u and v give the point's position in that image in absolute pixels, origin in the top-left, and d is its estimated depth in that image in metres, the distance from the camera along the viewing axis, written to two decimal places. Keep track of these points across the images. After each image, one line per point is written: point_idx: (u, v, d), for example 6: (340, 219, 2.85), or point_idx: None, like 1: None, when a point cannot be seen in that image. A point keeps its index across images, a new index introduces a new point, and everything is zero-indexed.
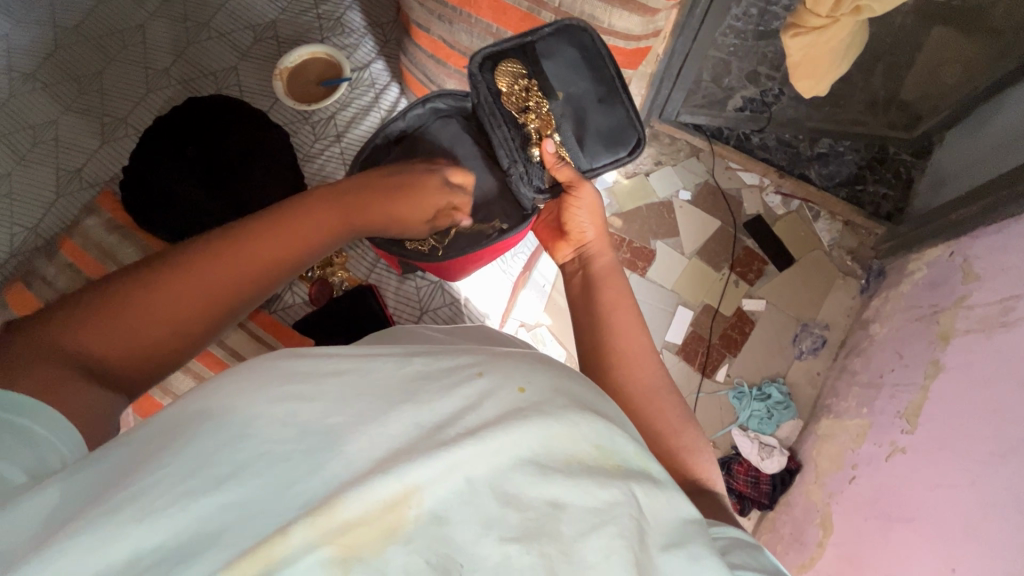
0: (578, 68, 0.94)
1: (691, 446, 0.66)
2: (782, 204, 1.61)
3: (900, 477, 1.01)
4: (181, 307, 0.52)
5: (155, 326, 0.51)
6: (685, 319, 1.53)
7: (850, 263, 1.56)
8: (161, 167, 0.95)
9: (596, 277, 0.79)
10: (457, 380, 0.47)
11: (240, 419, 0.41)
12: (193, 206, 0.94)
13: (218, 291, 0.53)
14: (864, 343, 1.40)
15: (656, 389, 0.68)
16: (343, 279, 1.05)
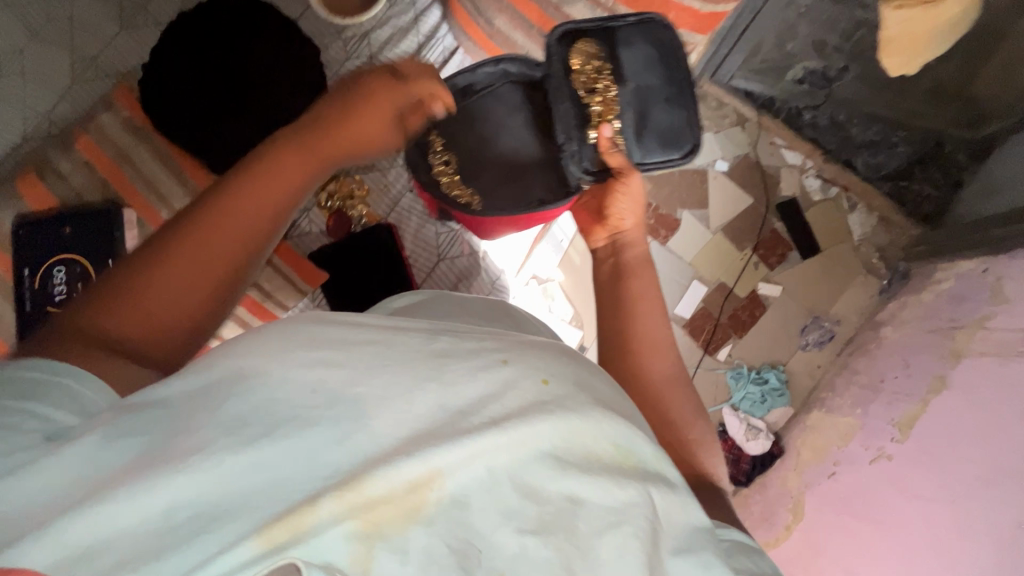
0: (651, 65, 0.90)
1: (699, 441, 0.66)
2: (820, 189, 1.55)
3: (881, 481, 1.04)
4: (189, 277, 0.50)
5: (174, 301, 0.49)
6: (698, 294, 1.51)
7: (875, 261, 1.52)
8: (186, 73, 0.89)
9: (626, 267, 0.76)
10: (482, 363, 0.46)
11: (273, 383, 0.42)
12: (217, 121, 0.90)
13: (222, 254, 0.51)
14: (871, 344, 1.39)
15: (671, 379, 0.68)
16: (363, 214, 1.02)
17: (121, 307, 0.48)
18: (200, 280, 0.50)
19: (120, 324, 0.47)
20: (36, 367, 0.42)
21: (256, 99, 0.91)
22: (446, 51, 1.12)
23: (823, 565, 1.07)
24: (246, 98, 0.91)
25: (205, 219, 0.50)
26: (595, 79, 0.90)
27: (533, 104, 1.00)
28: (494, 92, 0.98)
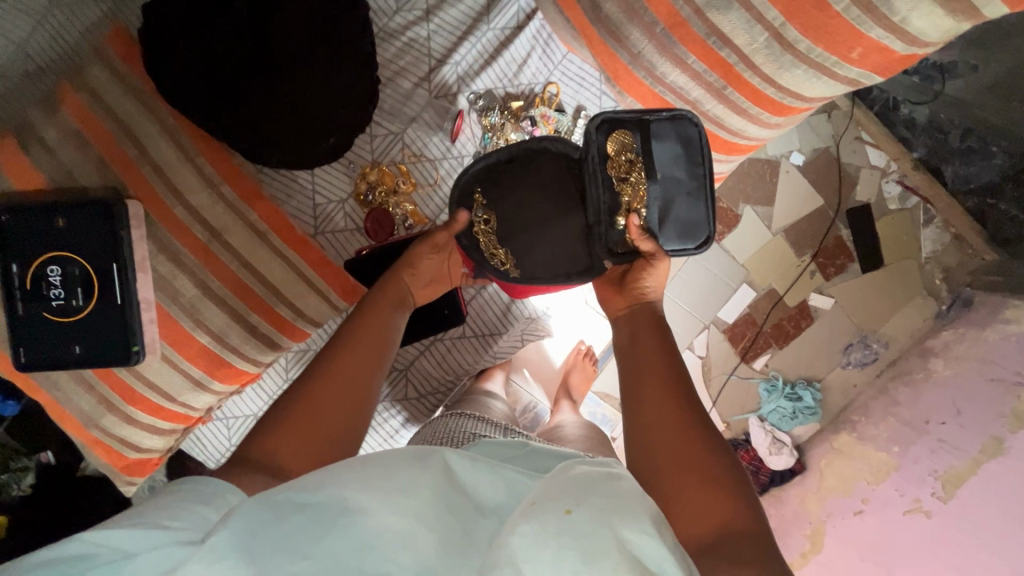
0: (678, 158, 0.73)
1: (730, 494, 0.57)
2: (898, 197, 1.40)
3: (915, 538, 1.04)
4: (315, 412, 0.63)
5: (315, 429, 0.62)
6: (745, 299, 1.42)
7: (937, 282, 1.42)
8: (199, 28, 0.70)
9: (640, 340, 0.71)
10: (548, 510, 0.47)
11: (367, 526, 0.46)
12: (236, 92, 0.72)
13: (339, 392, 0.65)
14: (917, 375, 1.31)
15: (687, 430, 0.61)
16: (407, 213, 0.87)
17: (279, 433, 0.61)
18: (320, 413, 0.63)
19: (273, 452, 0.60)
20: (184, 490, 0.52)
21: (279, 69, 0.72)
22: (523, 11, 0.86)
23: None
24: (270, 65, 0.72)
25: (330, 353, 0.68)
26: (624, 168, 0.73)
27: (624, 106, 0.81)
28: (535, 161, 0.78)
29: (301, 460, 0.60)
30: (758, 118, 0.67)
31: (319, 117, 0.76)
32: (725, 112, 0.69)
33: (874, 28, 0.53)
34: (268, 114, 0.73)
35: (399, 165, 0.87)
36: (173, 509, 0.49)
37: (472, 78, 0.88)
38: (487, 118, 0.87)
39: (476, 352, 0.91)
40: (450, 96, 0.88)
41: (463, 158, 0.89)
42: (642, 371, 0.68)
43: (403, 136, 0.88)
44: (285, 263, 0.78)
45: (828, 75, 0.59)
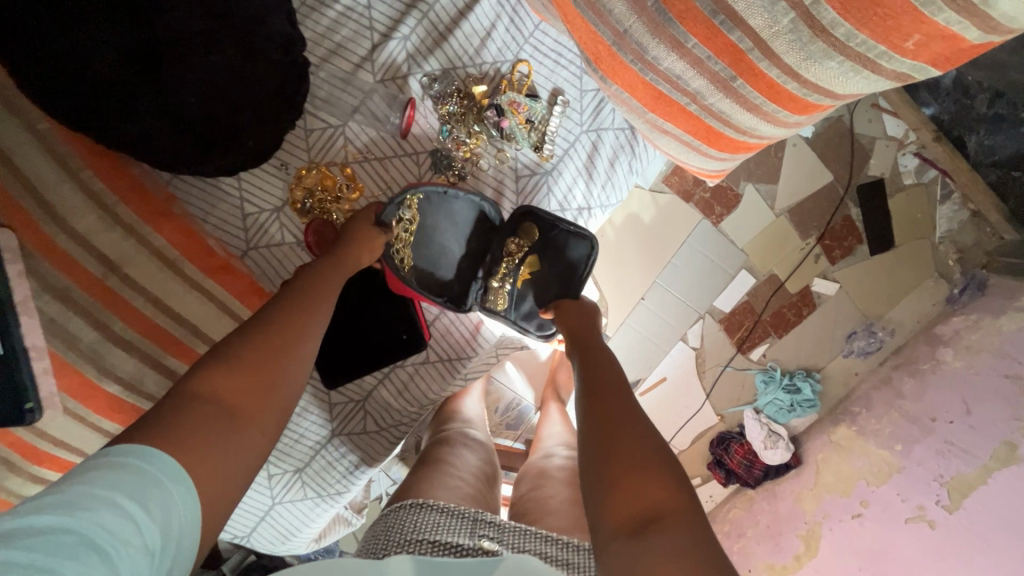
0: (563, 271, 0.84)
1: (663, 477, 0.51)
2: (915, 171, 1.26)
3: (917, 550, 0.98)
4: (256, 349, 0.59)
5: (269, 373, 0.58)
6: (743, 286, 1.32)
7: (951, 263, 1.29)
8: (51, 10, 0.53)
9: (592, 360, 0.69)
10: None
11: None
12: (128, 101, 0.60)
13: (278, 333, 0.61)
14: (923, 366, 1.21)
15: (623, 414, 0.58)
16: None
17: (230, 371, 0.56)
18: (260, 349, 0.59)
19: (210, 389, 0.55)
20: (129, 451, 0.48)
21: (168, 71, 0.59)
22: None
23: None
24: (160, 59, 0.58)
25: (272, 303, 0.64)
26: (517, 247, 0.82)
27: (608, 93, 0.66)
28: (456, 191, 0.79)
29: (255, 402, 0.56)
30: (775, 117, 0.54)
31: (228, 122, 0.67)
32: (734, 108, 0.55)
33: (944, 12, 0.39)
34: (168, 122, 0.63)
35: (343, 166, 0.80)
36: (102, 516, 0.44)
37: (422, 59, 0.80)
38: (444, 106, 0.79)
39: (440, 379, 0.85)
40: (401, 79, 0.80)
41: (416, 155, 0.82)
42: (590, 375, 0.66)
43: (344, 130, 0.80)
44: (202, 297, 0.72)
45: (872, 69, 0.45)
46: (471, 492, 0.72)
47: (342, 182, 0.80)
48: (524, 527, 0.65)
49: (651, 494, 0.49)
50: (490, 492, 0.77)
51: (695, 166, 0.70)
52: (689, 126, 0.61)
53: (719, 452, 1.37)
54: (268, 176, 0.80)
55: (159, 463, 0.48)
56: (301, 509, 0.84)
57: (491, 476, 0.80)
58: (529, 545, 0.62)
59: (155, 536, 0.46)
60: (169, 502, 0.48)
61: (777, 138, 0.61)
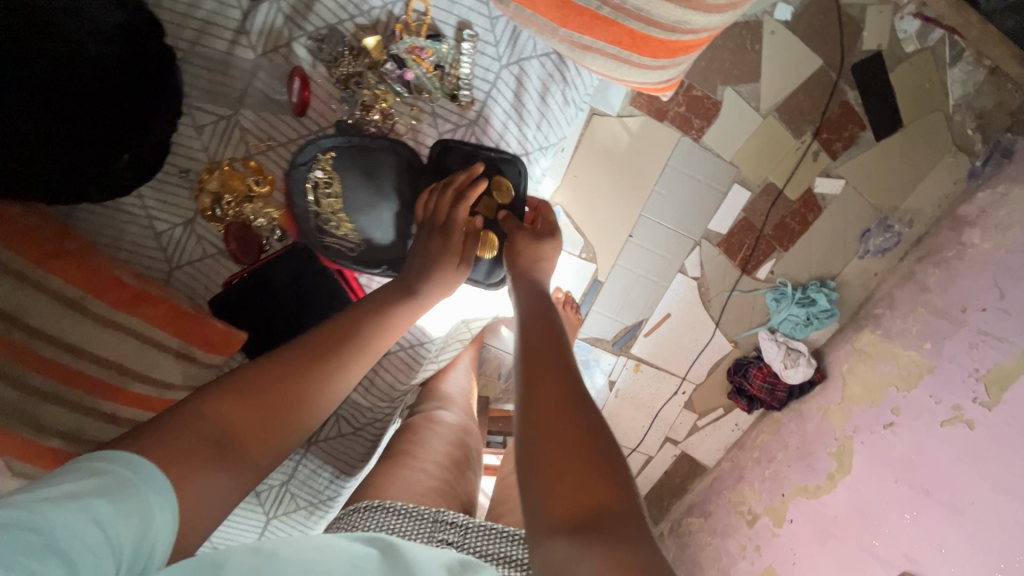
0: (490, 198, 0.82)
1: (608, 479, 0.49)
2: (917, 35, 1.10)
3: (957, 453, 0.91)
4: (270, 399, 0.58)
5: (281, 414, 0.59)
6: (738, 202, 1.21)
7: (970, 133, 1.14)
8: None
9: (551, 359, 0.60)
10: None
11: None
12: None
13: (293, 392, 0.60)
14: (949, 254, 1.09)
15: (586, 449, 0.50)
16: (274, 219, 0.81)
17: (236, 404, 0.56)
18: (269, 399, 0.58)
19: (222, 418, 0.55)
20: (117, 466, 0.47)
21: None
22: None
23: (876, 538, 0.99)
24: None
25: (303, 352, 0.63)
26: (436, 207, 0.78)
27: (514, 16, 0.56)
28: (359, 150, 0.79)
29: (259, 443, 0.57)
30: (702, 3, 0.44)
31: (98, 140, 0.61)
32: (652, 2, 0.45)
33: None
34: (17, 155, 0.56)
35: (249, 164, 0.77)
36: (69, 516, 0.41)
37: (304, 18, 0.76)
38: (340, 70, 0.77)
39: (406, 370, 0.87)
40: (284, 46, 0.77)
41: (323, 131, 0.80)
42: (536, 369, 0.60)
43: (238, 119, 0.78)
44: (124, 337, 0.65)
45: None
46: (436, 484, 0.71)
47: (251, 178, 0.77)
48: (488, 525, 0.64)
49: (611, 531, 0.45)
50: (461, 481, 0.76)
51: (633, 83, 0.60)
52: (611, 36, 0.51)
53: (737, 379, 1.30)
54: (172, 188, 0.77)
55: (148, 482, 0.47)
56: (297, 519, 0.85)
57: (463, 461, 0.79)
58: (494, 550, 0.61)
59: (126, 548, 0.43)
60: (147, 512, 0.46)
61: (714, 29, 0.51)
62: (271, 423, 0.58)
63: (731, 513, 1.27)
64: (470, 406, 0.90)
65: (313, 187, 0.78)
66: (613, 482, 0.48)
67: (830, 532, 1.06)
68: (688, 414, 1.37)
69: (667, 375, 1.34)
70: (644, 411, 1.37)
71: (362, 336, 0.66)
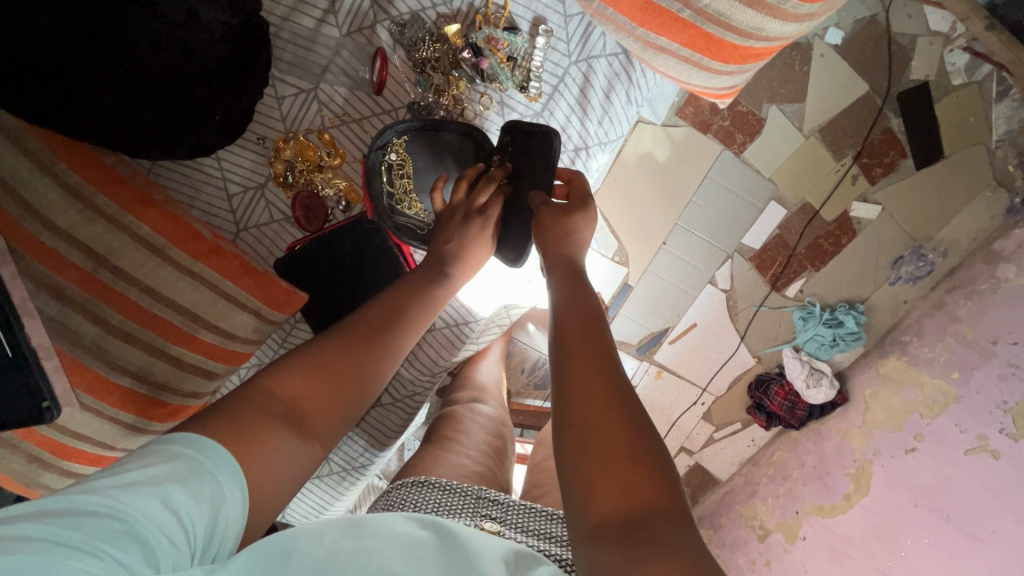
0: (531, 174, 0.79)
1: (647, 478, 0.50)
2: (965, 68, 1.11)
3: (981, 483, 0.91)
4: (325, 373, 0.61)
5: (340, 392, 0.61)
6: (774, 219, 1.23)
7: (1011, 169, 1.15)
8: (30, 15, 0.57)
9: (592, 347, 0.61)
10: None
11: None
12: (82, 82, 0.61)
13: (346, 367, 0.62)
14: (981, 287, 1.09)
15: (629, 449, 0.51)
16: (340, 190, 0.85)
17: (298, 380, 0.59)
18: (326, 373, 0.61)
19: (284, 393, 0.58)
20: (181, 442, 0.49)
21: (114, 50, 0.60)
22: None
23: (890, 560, 1.00)
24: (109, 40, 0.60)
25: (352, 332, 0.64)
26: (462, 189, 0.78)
27: (593, 15, 0.60)
28: (436, 137, 0.82)
29: (323, 416, 0.59)
30: (781, 9, 0.47)
31: (191, 100, 0.66)
32: (732, 6, 0.48)
33: None
34: (124, 99, 0.63)
35: (323, 138, 0.82)
36: (146, 504, 0.43)
37: (388, 4, 0.81)
38: (417, 54, 0.81)
39: (449, 347, 0.90)
40: (367, 28, 0.81)
41: (394, 111, 0.84)
42: (576, 358, 0.60)
43: (317, 93, 0.83)
44: (195, 283, 0.74)
45: None
46: (479, 468, 0.74)
47: (323, 150, 0.83)
48: (531, 506, 0.67)
49: (654, 534, 0.46)
50: (500, 466, 0.79)
51: (698, 86, 0.63)
52: (685, 38, 0.53)
53: (758, 395, 1.31)
54: (249, 155, 0.83)
55: (217, 452, 0.49)
56: (329, 483, 0.94)
57: (501, 449, 0.82)
58: (535, 527, 0.64)
59: (198, 529, 0.45)
60: (217, 501, 0.47)
61: (787, 38, 0.53)
62: (331, 398, 0.60)
63: (741, 527, 1.28)
64: (501, 395, 0.94)
65: (387, 168, 0.82)
66: (652, 484, 0.50)
67: (842, 551, 1.07)
68: (705, 425, 1.39)
69: (687, 384, 1.36)
70: (662, 418, 1.39)
71: (405, 320, 0.68)
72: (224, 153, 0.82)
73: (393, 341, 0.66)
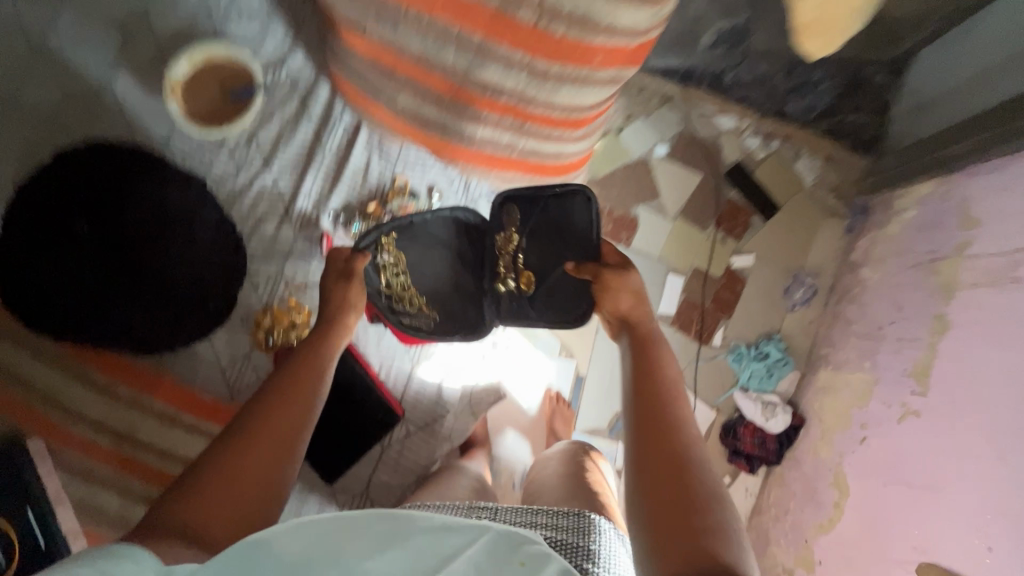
0: (565, 236, 1.00)
1: (701, 503, 0.68)
2: (762, 146, 1.50)
3: (919, 442, 1.02)
4: (230, 481, 0.68)
5: (239, 495, 0.68)
6: (676, 288, 1.47)
7: (833, 202, 1.50)
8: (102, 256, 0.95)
9: (660, 395, 0.82)
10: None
11: None
12: (109, 297, 0.95)
13: (246, 468, 0.70)
14: (855, 290, 1.37)
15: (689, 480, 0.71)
16: None
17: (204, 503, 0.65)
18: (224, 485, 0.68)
19: (188, 515, 0.64)
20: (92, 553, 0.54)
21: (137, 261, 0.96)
22: (348, 129, 1.06)
23: (890, 543, 1.00)
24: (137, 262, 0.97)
25: (252, 437, 0.72)
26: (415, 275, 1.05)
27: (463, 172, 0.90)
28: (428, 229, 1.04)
29: (226, 523, 0.65)
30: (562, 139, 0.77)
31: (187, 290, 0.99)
32: (537, 143, 0.77)
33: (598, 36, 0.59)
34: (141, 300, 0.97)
35: (291, 303, 1.03)
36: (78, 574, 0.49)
37: (324, 202, 1.07)
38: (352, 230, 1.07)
39: (428, 445, 1.17)
40: (313, 223, 1.06)
41: None
42: (650, 403, 0.81)
43: (283, 275, 1.05)
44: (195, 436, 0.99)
45: (587, 82, 0.66)
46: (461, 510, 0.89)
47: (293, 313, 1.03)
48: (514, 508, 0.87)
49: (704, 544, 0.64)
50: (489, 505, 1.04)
51: None
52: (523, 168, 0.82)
53: (731, 442, 1.41)
54: (235, 335, 1.02)
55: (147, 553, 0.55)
56: None
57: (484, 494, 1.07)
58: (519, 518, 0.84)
59: None
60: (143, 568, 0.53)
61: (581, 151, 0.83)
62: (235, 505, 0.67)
63: None
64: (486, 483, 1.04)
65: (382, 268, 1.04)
66: (705, 507, 0.68)
67: (852, 557, 1.07)
68: None
69: None
70: None
71: (300, 417, 0.77)
72: (215, 337, 1.01)
73: (293, 439, 0.75)
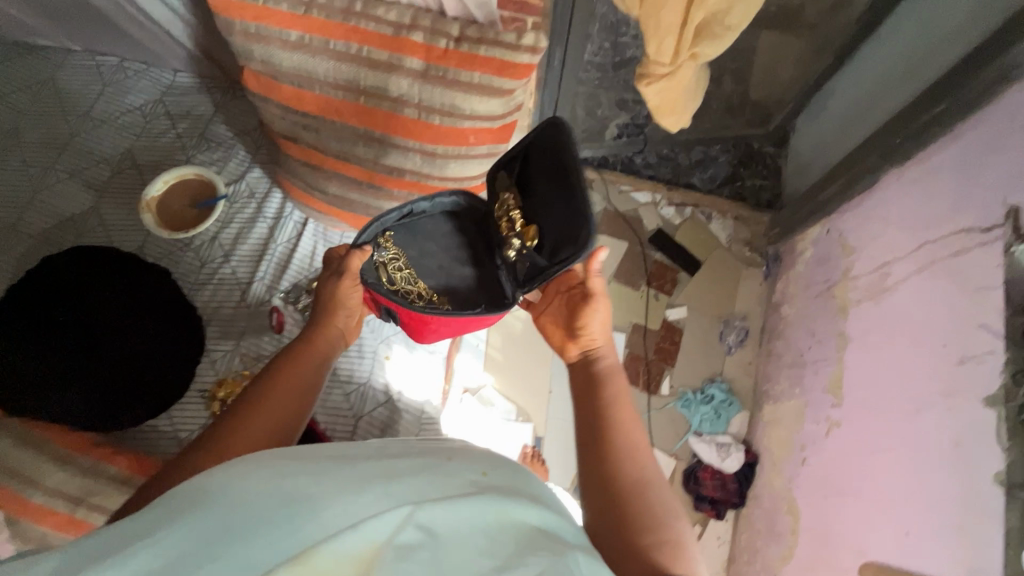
0: (552, 175, 0.85)
1: (645, 488, 0.70)
2: (677, 213, 1.70)
3: (844, 450, 1.08)
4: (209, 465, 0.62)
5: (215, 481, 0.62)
6: (619, 344, 1.58)
7: (750, 254, 1.67)
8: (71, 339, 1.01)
9: (604, 381, 0.84)
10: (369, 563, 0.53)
11: None
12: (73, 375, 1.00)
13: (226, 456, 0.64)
14: (779, 326, 1.49)
15: (633, 464, 0.72)
16: None
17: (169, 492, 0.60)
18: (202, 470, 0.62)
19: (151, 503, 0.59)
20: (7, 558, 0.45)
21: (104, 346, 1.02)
22: (298, 224, 1.24)
23: (839, 555, 1.02)
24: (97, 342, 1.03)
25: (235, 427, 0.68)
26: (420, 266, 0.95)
27: None
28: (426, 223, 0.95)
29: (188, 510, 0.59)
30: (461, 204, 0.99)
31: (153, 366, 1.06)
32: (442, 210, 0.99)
33: (466, 121, 0.82)
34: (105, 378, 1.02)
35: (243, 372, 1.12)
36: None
37: (276, 285, 1.20)
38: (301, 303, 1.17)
39: None
40: (266, 303, 1.19)
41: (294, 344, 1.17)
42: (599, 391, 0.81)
43: (239, 348, 1.15)
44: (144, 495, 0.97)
45: (468, 157, 0.89)
46: None
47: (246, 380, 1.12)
48: None
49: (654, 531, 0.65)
50: None
51: None
52: None
53: (693, 487, 1.42)
54: (194, 406, 1.10)
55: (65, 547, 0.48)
56: None
57: None
58: None
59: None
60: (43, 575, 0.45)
61: None
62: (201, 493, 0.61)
63: None
64: None
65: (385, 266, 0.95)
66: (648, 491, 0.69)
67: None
68: None
69: None
70: None
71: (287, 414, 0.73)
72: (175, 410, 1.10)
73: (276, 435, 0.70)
